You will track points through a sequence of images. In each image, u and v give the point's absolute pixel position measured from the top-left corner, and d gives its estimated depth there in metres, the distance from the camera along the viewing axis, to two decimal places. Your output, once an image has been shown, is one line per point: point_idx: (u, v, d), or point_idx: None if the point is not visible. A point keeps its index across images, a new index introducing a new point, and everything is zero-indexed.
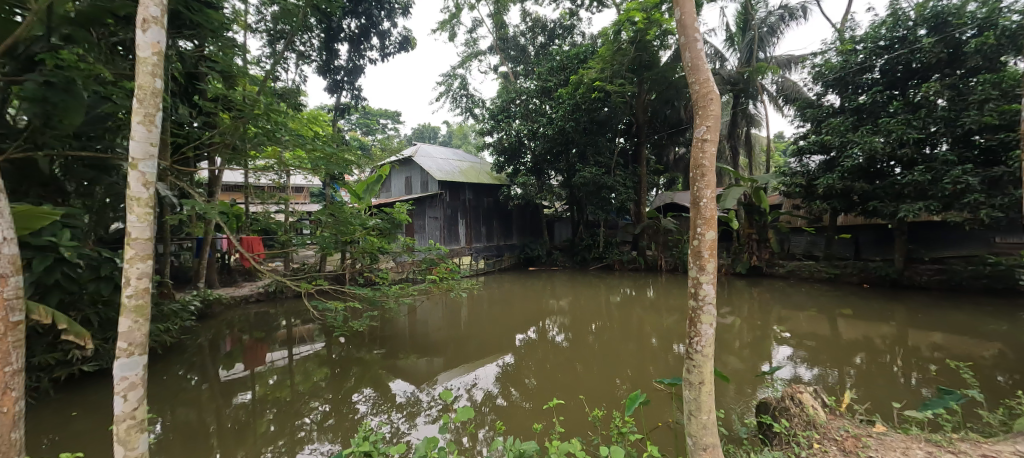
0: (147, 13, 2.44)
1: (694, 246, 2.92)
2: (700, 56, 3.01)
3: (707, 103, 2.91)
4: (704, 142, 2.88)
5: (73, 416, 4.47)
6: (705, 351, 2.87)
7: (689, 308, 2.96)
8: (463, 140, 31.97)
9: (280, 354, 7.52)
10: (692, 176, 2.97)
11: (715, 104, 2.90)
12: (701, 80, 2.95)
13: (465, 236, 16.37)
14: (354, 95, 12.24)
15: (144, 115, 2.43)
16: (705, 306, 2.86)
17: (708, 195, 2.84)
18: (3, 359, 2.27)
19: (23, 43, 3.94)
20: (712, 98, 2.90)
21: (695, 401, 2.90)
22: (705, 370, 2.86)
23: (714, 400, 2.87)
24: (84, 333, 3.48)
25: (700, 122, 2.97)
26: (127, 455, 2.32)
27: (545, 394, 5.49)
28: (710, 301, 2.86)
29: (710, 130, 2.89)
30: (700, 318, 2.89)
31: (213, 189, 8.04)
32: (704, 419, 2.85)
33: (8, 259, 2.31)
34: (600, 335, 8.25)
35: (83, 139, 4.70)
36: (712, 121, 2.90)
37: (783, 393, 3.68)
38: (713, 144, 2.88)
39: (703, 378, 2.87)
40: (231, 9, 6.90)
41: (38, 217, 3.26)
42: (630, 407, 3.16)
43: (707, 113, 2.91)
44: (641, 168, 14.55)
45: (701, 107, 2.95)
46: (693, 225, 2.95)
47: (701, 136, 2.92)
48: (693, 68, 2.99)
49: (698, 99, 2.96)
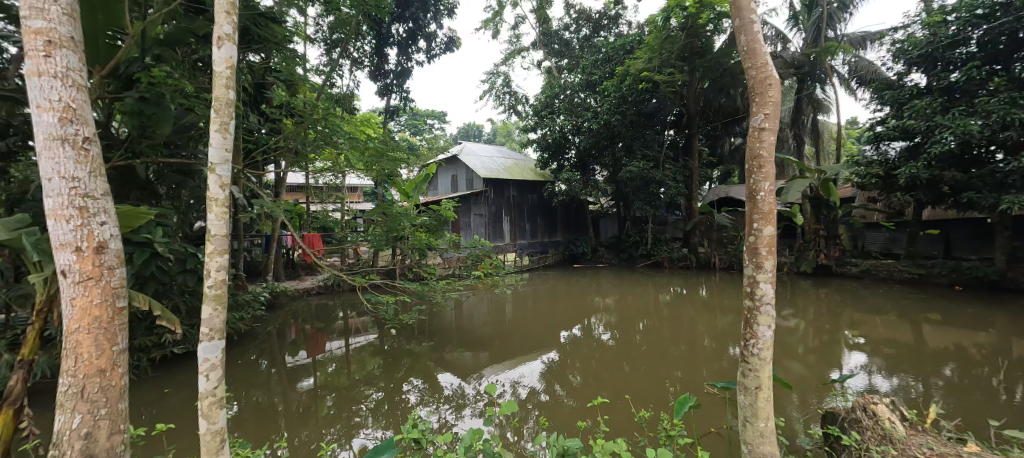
0: (221, 31, 2.66)
1: (751, 242, 2.79)
2: (757, 39, 2.86)
3: (765, 89, 2.77)
4: (762, 131, 2.75)
5: (166, 392, 5.02)
6: (763, 354, 2.75)
7: (744, 307, 2.85)
8: (507, 137, 32.12)
9: (338, 343, 8.03)
10: (747, 167, 2.85)
11: (774, 90, 2.75)
12: (758, 65, 2.81)
13: (510, 234, 16.58)
14: (402, 96, 12.72)
15: (221, 123, 2.68)
16: (762, 306, 2.74)
17: (766, 188, 2.71)
18: (112, 340, 2.58)
19: (123, 63, 4.50)
20: (770, 84, 2.75)
21: (751, 407, 2.77)
22: (762, 374, 2.74)
23: (773, 407, 2.74)
24: (175, 319, 3.91)
25: (757, 110, 2.81)
26: (210, 429, 2.53)
27: (590, 393, 5.47)
28: (768, 301, 2.73)
29: (768, 118, 2.74)
30: (757, 319, 2.77)
31: (279, 190, 8.70)
32: (761, 426, 2.73)
33: (116, 253, 2.63)
34: (647, 335, 8.06)
35: (172, 147, 5.28)
36: (771, 108, 2.74)
37: (854, 403, 3.44)
38: (772, 133, 2.74)
39: (761, 383, 2.74)
40: (292, 21, 7.43)
41: (137, 217, 3.71)
42: (679, 411, 3.01)
43: (765, 99, 2.76)
44: (692, 161, 14.00)
45: (758, 93, 2.80)
46: (750, 220, 2.81)
47: (759, 125, 2.77)
48: (750, 52, 2.85)
49: (755, 85, 2.82)
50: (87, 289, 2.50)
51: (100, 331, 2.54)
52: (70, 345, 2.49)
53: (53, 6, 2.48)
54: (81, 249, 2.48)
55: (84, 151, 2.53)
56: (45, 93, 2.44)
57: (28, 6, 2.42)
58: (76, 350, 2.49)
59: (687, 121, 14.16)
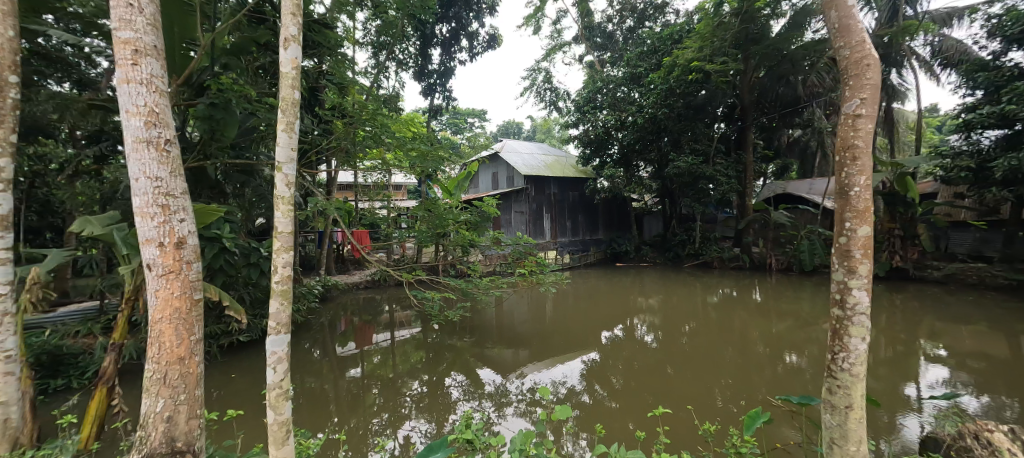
0: (287, 33, 2.75)
1: (842, 244, 2.57)
2: (851, 15, 2.62)
3: (862, 70, 2.53)
4: (858, 118, 2.51)
5: (233, 377, 5.35)
6: (855, 370, 2.52)
7: (833, 317, 2.63)
8: (547, 134, 31.82)
9: (384, 336, 8.27)
10: (839, 159, 2.63)
11: (872, 71, 2.51)
12: (854, 44, 2.58)
13: (551, 231, 16.46)
14: (445, 96, 12.88)
15: (287, 123, 2.76)
16: (854, 316, 2.51)
17: (862, 183, 2.49)
18: (189, 330, 2.72)
19: (196, 72, 4.83)
20: (869, 64, 2.52)
21: (840, 429, 2.55)
22: (854, 392, 2.52)
23: (867, 430, 2.51)
24: (241, 310, 4.11)
25: (852, 95, 2.58)
26: (277, 419, 2.62)
27: (633, 397, 5.30)
28: (861, 312, 2.50)
29: (865, 103, 2.50)
30: (847, 331, 2.55)
31: (330, 188, 9.05)
32: (852, 450, 2.51)
33: (193, 248, 2.78)
34: (694, 338, 7.71)
35: (237, 149, 5.59)
36: (869, 92, 2.50)
37: (959, 429, 3.09)
38: (870, 120, 2.50)
39: (852, 402, 2.53)
40: (343, 25, 7.67)
41: (207, 213, 3.94)
42: (750, 427, 2.80)
43: (862, 83, 2.53)
44: (747, 155, 13.29)
45: (853, 76, 2.58)
46: (840, 218, 2.59)
47: (854, 111, 2.54)
48: (843, 29, 2.63)
49: (849, 66, 2.60)
50: (168, 282, 2.67)
51: (179, 321, 2.70)
52: (155, 334, 2.67)
53: (139, 18, 2.65)
54: (163, 244, 2.65)
55: (166, 153, 2.69)
56: (133, 99, 2.62)
57: (118, 18, 2.60)
58: (160, 338, 2.66)
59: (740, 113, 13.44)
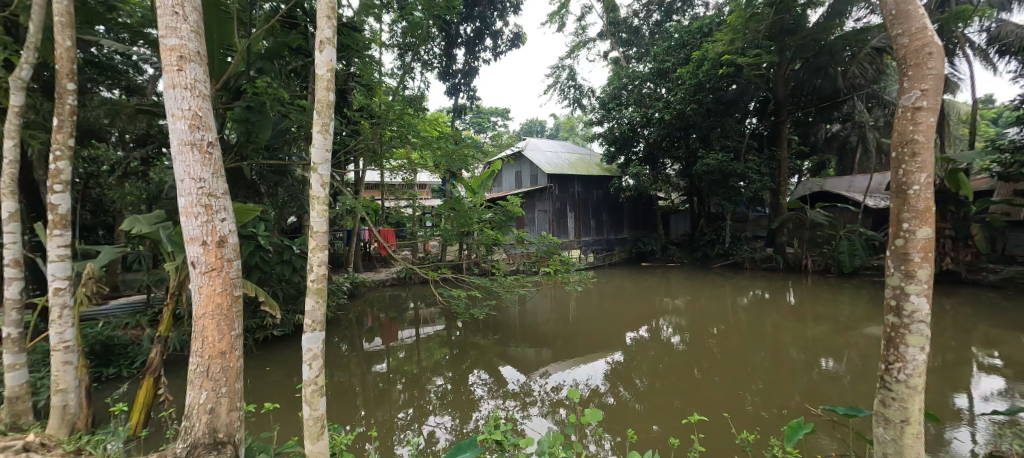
0: (323, 36, 2.79)
1: (900, 246, 2.60)
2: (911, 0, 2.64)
3: (924, 59, 2.56)
4: (919, 111, 2.54)
5: (268, 369, 5.53)
6: (913, 383, 2.55)
7: (888, 324, 2.67)
8: (571, 131, 31.52)
9: (409, 332, 8.40)
10: (896, 154, 2.66)
11: (935, 60, 2.53)
12: (913, 32, 2.60)
13: (575, 230, 16.34)
14: (469, 95, 12.93)
15: (322, 124, 2.82)
16: (913, 325, 2.53)
17: (923, 181, 2.52)
18: (230, 325, 2.82)
19: (233, 77, 5.00)
20: (931, 53, 2.53)
21: (894, 443, 2.58)
22: (910, 406, 2.55)
23: (923, 445, 2.53)
24: (275, 305, 4.22)
25: (912, 86, 2.60)
26: (312, 415, 2.68)
27: (658, 399, 5.19)
28: (920, 320, 2.52)
29: (928, 95, 2.52)
30: (904, 341, 2.58)
31: (358, 187, 9.23)
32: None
33: (232, 246, 2.87)
34: (722, 340, 7.50)
35: (271, 150, 5.77)
36: (931, 84, 2.51)
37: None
38: (931, 114, 2.53)
39: (908, 416, 2.55)
40: (370, 28, 7.80)
41: (244, 211, 4.08)
42: (793, 437, 2.71)
43: (924, 73, 2.55)
44: (782, 151, 12.81)
45: (913, 66, 2.60)
46: (897, 216, 2.63)
47: (914, 104, 2.57)
48: (901, 16, 2.66)
49: (909, 55, 2.62)
50: (210, 279, 2.76)
51: (220, 317, 2.79)
52: (199, 329, 2.78)
53: (184, 25, 2.76)
54: (206, 242, 2.75)
55: (209, 154, 2.79)
56: (179, 104, 2.73)
57: (165, 26, 2.71)
58: (203, 333, 2.77)
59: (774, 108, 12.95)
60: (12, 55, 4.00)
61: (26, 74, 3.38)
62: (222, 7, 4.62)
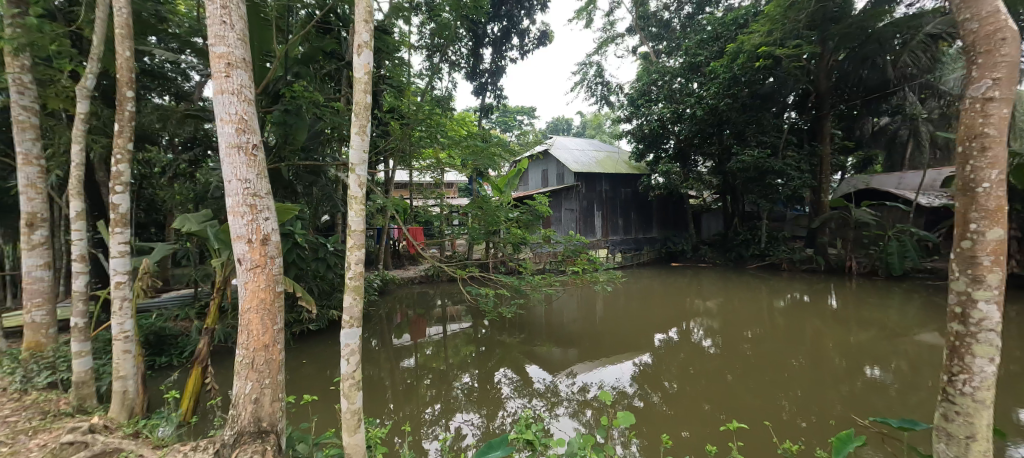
0: (360, 39, 2.85)
1: (966, 248, 2.47)
2: None
3: (996, 45, 2.41)
4: (988, 103, 2.40)
5: (304, 362, 5.74)
6: (980, 396, 2.41)
7: (952, 332, 2.54)
8: (598, 129, 31.11)
9: (437, 329, 8.53)
10: (963, 149, 2.51)
11: (1009, 45, 2.37)
12: (983, 16, 2.47)
13: (602, 229, 16.16)
14: (496, 95, 12.96)
15: (360, 126, 2.89)
16: (981, 333, 2.40)
17: (994, 178, 2.36)
18: (272, 319, 2.93)
19: (271, 82, 5.20)
20: (1003, 38, 2.39)
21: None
22: (977, 421, 2.42)
23: None
24: (311, 300, 4.35)
25: (982, 75, 2.46)
26: (349, 408, 2.75)
27: (689, 404, 5.07)
28: (989, 328, 2.39)
29: (999, 85, 2.37)
30: (971, 351, 2.44)
31: (388, 187, 9.40)
32: None
33: (275, 244, 2.98)
34: (757, 344, 7.25)
35: (307, 151, 5.96)
36: (1004, 72, 2.37)
37: None
38: (1004, 104, 2.36)
39: (974, 431, 2.42)
40: (400, 30, 7.94)
41: (284, 211, 4.24)
42: (840, 449, 2.59)
43: (995, 60, 2.40)
44: (825, 146, 12.30)
45: (983, 54, 2.46)
46: (964, 216, 2.48)
47: (985, 94, 2.42)
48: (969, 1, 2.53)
49: (978, 41, 2.49)
50: (255, 276, 2.88)
51: (264, 312, 2.91)
52: (244, 322, 2.90)
53: (231, 33, 2.88)
54: (252, 240, 2.88)
55: (253, 156, 2.91)
56: (227, 108, 2.86)
57: (213, 35, 2.84)
58: (248, 327, 2.89)
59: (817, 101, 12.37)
60: (75, 66, 4.27)
61: (89, 82, 3.61)
62: (263, 15, 4.84)
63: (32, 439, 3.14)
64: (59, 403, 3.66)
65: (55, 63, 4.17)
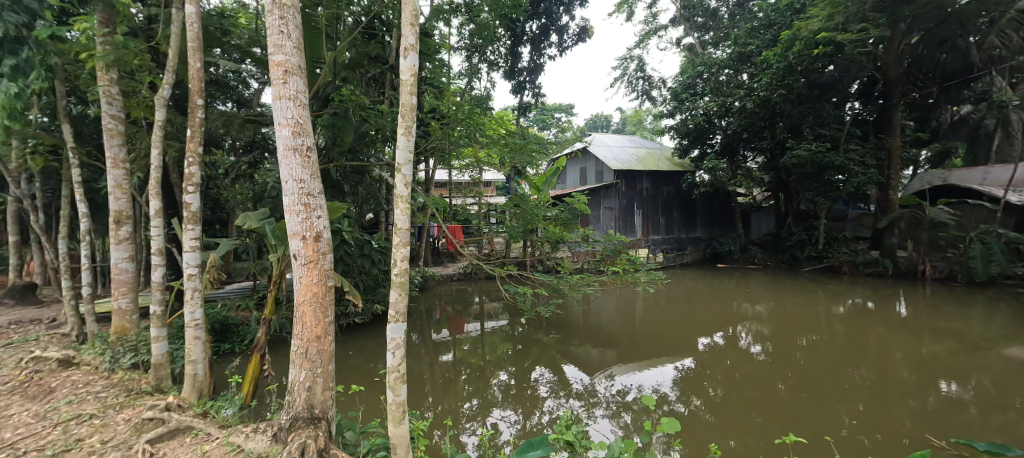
0: (406, 42, 2.95)
1: None
2: None
3: None
4: None
5: (350, 353, 6.02)
6: None
7: None
8: (638, 126, 30.34)
9: (475, 326, 8.68)
10: None
11: None
12: None
13: (642, 228, 15.81)
14: (534, 93, 12.94)
15: (406, 127, 2.99)
16: None
17: None
18: (323, 312, 3.10)
19: (322, 86, 5.47)
20: None
21: None
22: None
23: None
24: (357, 294, 4.53)
25: None
26: (395, 399, 2.88)
27: (736, 413, 4.90)
28: None
29: None
30: None
31: (428, 186, 9.65)
32: None
33: (326, 241, 3.14)
34: (812, 353, 6.86)
35: (354, 152, 6.22)
36: None
37: None
38: None
39: None
40: (441, 32, 8.10)
41: (332, 209, 4.45)
42: None
43: None
44: (894, 137, 11.42)
45: None
46: None
47: None
48: None
49: None
50: (309, 271, 3.06)
51: (316, 305, 3.09)
52: (299, 314, 3.10)
53: (288, 42, 3.07)
54: (305, 237, 3.05)
55: (307, 158, 3.09)
56: (284, 113, 3.05)
57: (273, 44, 3.04)
58: (302, 319, 3.08)
59: (887, 89, 11.46)
60: (153, 77, 4.67)
61: (166, 92, 3.96)
62: (314, 23, 5.19)
63: (119, 413, 3.51)
64: (141, 382, 4.06)
65: (138, 75, 4.59)
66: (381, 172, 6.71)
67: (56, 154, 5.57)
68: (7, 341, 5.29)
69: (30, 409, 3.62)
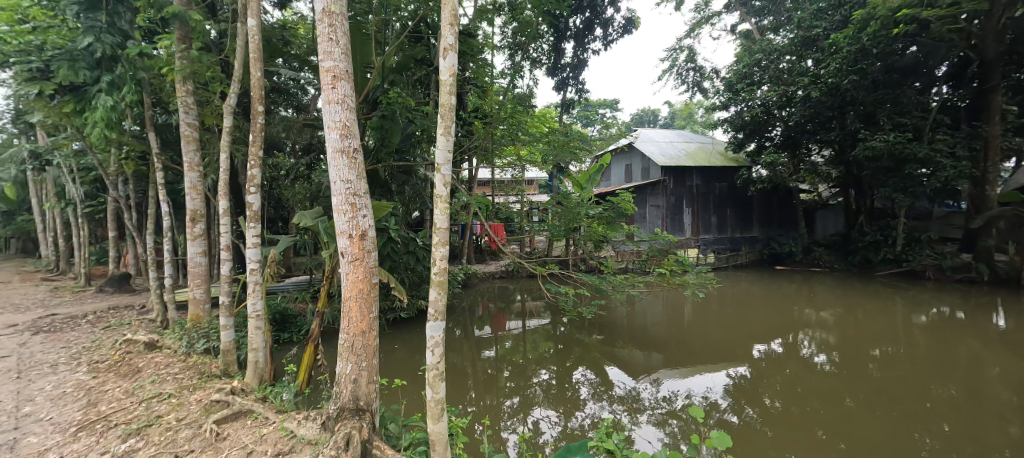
0: (445, 43, 2.99)
1: None
2: None
3: None
4: None
5: (396, 347, 6.25)
6: None
7: None
8: (688, 120, 29.01)
9: (517, 324, 8.71)
10: None
11: None
12: None
13: (692, 227, 15.14)
14: (578, 89, 12.71)
15: (446, 127, 3.04)
16: None
17: None
18: (368, 308, 3.22)
19: (372, 90, 5.71)
20: None
21: None
22: None
23: None
24: (402, 290, 4.66)
25: None
26: (434, 397, 2.93)
27: (797, 427, 4.57)
28: None
29: None
30: None
31: (471, 185, 9.78)
32: None
33: (371, 239, 3.26)
34: (886, 365, 6.26)
35: (401, 153, 6.43)
36: None
37: None
38: None
39: None
40: (484, 31, 8.14)
41: (378, 208, 4.60)
42: None
43: None
44: (993, 125, 10.06)
45: None
46: None
47: None
48: None
49: None
50: (355, 268, 3.19)
51: (362, 301, 3.21)
52: (346, 309, 3.23)
53: (336, 49, 3.20)
54: (352, 235, 3.18)
55: (354, 159, 3.21)
56: (333, 117, 3.19)
57: (323, 52, 3.19)
58: (350, 313, 3.21)
59: (984, 71, 10.15)
60: (224, 87, 5.05)
61: (233, 100, 4.27)
62: (363, 30, 5.42)
63: (193, 393, 3.86)
64: (212, 366, 4.44)
65: (210, 86, 5.00)
66: (426, 172, 6.88)
67: (144, 159, 6.20)
68: (105, 325, 5.97)
69: (121, 386, 4.06)
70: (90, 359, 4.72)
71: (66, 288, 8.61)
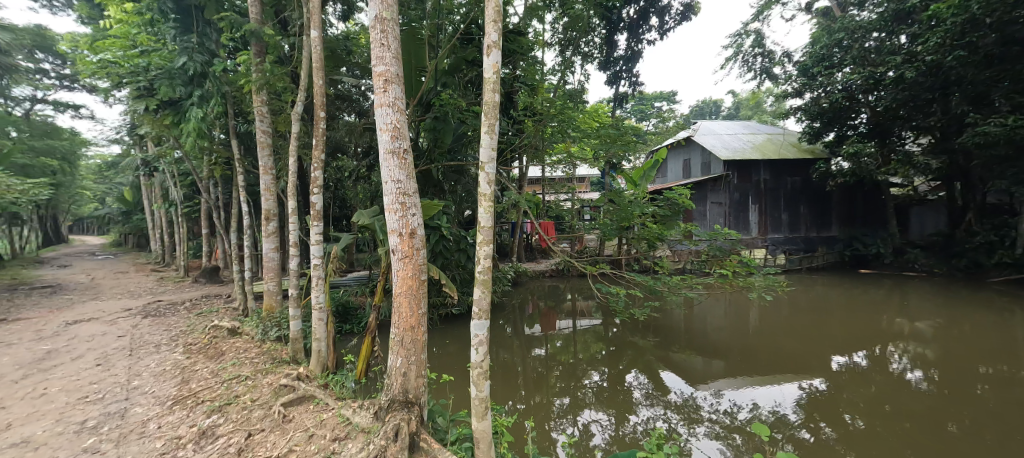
0: (490, 39, 2.99)
1: None
2: None
3: None
4: None
5: (446, 343, 6.43)
6: None
7: None
8: (755, 109, 26.96)
9: (567, 323, 8.60)
10: None
11: None
12: None
13: (760, 226, 14.04)
14: (632, 81, 12.22)
15: (489, 125, 3.03)
16: None
17: None
18: (417, 305, 3.33)
19: (425, 93, 5.96)
20: None
21: None
22: None
23: None
24: (452, 287, 4.77)
25: None
26: (478, 395, 2.96)
27: (884, 451, 4.06)
28: None
29: None
30: None
31: (522, 183, 9.81)
32: None
33: (420, 237, 3.36)
34: (999, 386, 5.40)
35: (452, 153, 6.61)
36: None
37: None
38: None
39: None
40: (534, 29, 8.10)
41: (429, 207, 4.72)
42: None
43: None
44: None
45: None
46: None
47: None
48: None
49: None
50: (405, 265, 3.31)
51: (412, 297, 3.33)
52: (397, 305, 3.36)
53: (388, 53, 3.34)
54: (402, 234, 3.30)
55: (404, 160, 3.33)
56: (384, 119, 3.33)
57: (376, 56, 3.34)
58: (400, 309, 3.34)
59: None
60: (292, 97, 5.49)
61: (300, 107, 4.60)
62: (417, 35, 5.66)
63: (265, 377, 4.23)
64: (282, 352, 4.84)
65: (281, 96, 5.45)
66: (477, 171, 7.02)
67: (230, 164, 6.90)
68: (198, 311, 6.75)
69: (208, 367, 4.56)
70: (185, 341, 5.36)
71: (168, 278, 9.85)
